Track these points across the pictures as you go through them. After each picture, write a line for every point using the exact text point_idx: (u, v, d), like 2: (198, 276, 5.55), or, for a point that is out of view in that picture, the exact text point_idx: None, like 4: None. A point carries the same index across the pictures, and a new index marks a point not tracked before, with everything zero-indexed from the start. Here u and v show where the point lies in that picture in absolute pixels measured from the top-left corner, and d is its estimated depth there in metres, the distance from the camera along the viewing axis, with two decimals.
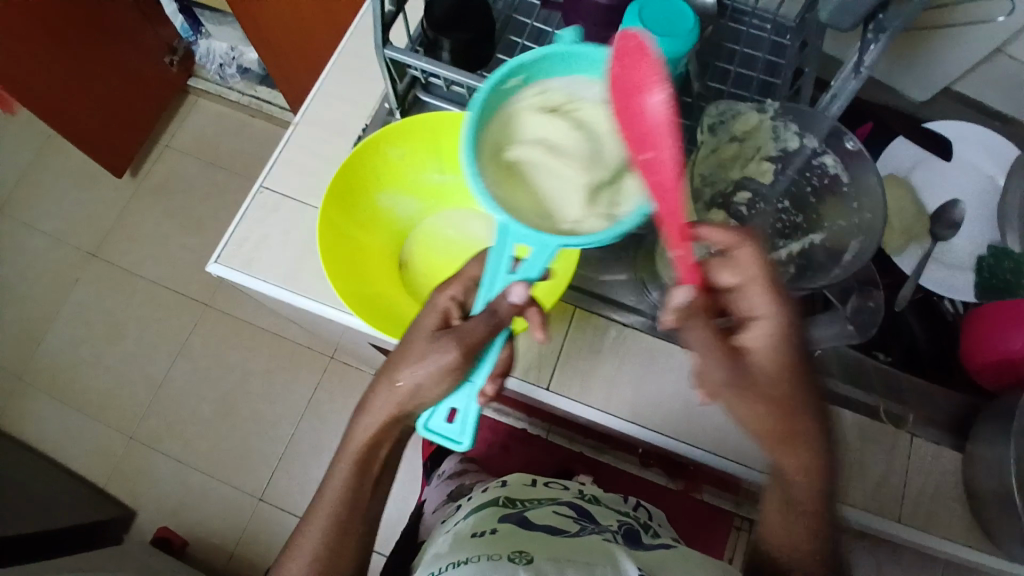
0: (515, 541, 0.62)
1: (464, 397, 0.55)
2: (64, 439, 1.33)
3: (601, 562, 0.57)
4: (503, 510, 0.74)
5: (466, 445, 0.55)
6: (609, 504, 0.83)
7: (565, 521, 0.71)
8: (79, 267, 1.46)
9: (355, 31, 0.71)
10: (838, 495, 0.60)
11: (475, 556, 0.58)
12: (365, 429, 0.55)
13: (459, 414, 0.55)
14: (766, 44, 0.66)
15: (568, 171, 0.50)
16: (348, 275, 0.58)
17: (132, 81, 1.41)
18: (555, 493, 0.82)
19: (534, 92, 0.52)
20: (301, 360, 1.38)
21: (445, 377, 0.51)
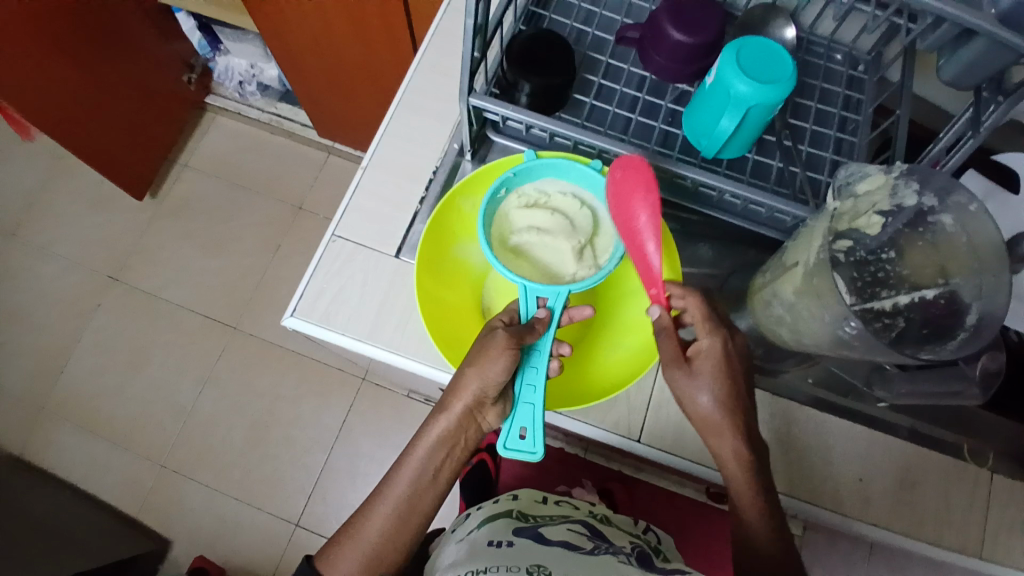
0: (532, 555, 0.55)
1: (524, 408, 0.54)
2: (91, 470, 1.30)
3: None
4: (515, 523, 0.65)
5: (541, 455, 0.53)
6: (621, 525, 0.72)
7: (579, 538, 0.62)
8: (99, 292, 1.43)
9: (419, 66, 0.69)
10: (926, 537, 0.60)
11: (492, 567, 0.52)
12: (435, 426, 0.54)
13: (529, 427, 0.53)
14: (844, 79, 0.65)
15: (563, 245, 0.57)
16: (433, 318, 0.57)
17: (153, 103, 1.38)
18: (565, 508, 0.73)
19: (515, 198, 0.59)
20: (332, 382, 1.36)
21: (504, 353, 0.51)
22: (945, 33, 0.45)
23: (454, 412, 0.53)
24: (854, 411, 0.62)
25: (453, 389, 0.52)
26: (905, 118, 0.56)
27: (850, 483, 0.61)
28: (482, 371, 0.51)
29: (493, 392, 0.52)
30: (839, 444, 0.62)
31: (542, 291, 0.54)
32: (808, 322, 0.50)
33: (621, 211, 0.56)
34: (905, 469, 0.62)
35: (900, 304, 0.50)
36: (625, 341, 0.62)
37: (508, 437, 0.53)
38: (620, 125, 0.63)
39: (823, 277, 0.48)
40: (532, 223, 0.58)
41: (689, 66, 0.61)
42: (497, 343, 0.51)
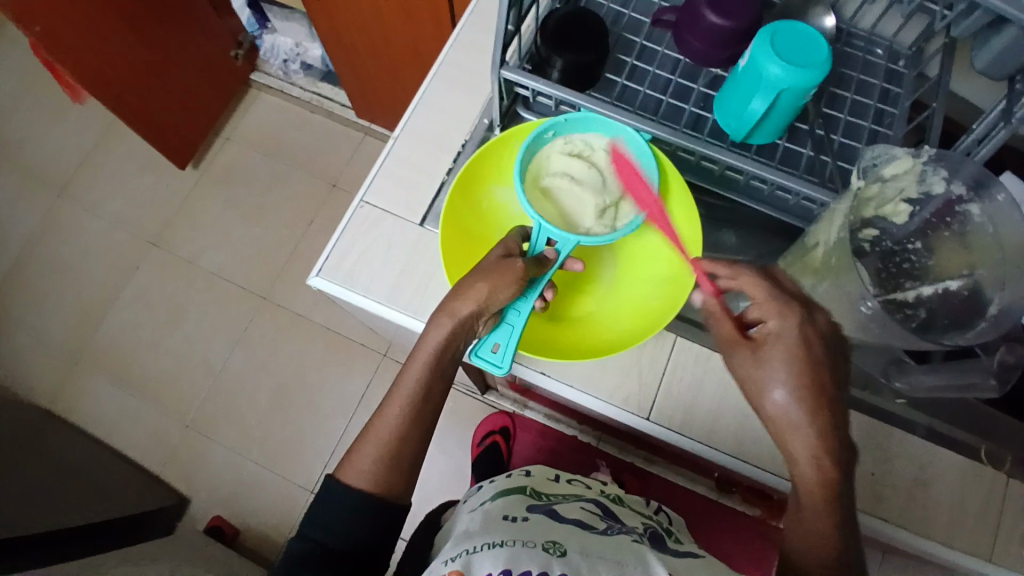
0: (548, 532, 0.55)
1: (506, 328, 0.57)
2: (122, 423, 1.35)
3: (632, 564, 0.50)
4: (529, 500, 0.66)
5: (506, 370, 0.56)
6: (632, 506, 0.72)
7: (592, 518, 0.62)
8: (140, 254, 1.48)
9: (456, 41, 0.70)
10: (936, 538, 0.59)
11: (509, 540, 0.52)
12: (435, 334, 0.54)
13: (502, 344, 0.57)
14: (882, 71, 0.64)
15: (585, 198, 0.59)
16: (451, 245, 0.60)
17: (201, 76, 1.43)
18: (578, 488, 0.73)
19: (561, 142, 0.61)
20: (355, 356, 1.39)
21: (514, 281, 0.53)
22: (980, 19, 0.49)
23: (459, 316, 0.53)
24: (873, 407, 0.61)
25: (459, 291, 0.53)
26: (940, 113, 0.56)
27: (861, 475, 0.60)
28: (493, 288, 0.53)
29: (494, 307, 0.54)
30: (852, 437, 0.61)
31: (555, 235, 0.56)
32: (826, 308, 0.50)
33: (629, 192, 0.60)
34: (918, 467, 0.61)
35: (921, 294, 0.50)
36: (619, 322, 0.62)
37: (482, 348, 0.57)
38: (651, 106, 0.63)
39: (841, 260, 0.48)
40: (566, 170, 0.60)
41: (723, 51, 0.61)
42: (510, 270, 0.53)
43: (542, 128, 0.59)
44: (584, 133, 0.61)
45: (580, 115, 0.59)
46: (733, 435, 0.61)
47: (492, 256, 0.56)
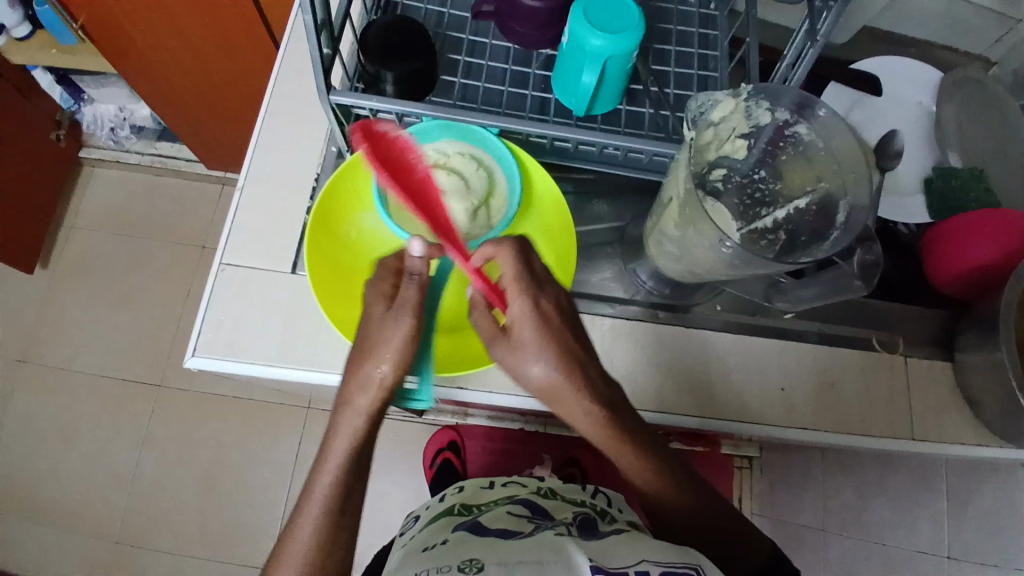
0: (463, 548, 0.53)
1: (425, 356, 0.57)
2: (39, 566, 1.21)
3: (553, 560, 0.46)
4: (456, 519, 0.64)
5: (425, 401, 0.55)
6: (568, 496, 0.71)
7: (518, 522, 0.60)
8: (6, 378, 1.32)
9: (279, 77, 0.67)
10: (856, 430, 0.64)
11: (422, 572, 0.51)
12: (345, 427, 0.51)
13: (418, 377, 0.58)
14: (698, 18, 0.67)
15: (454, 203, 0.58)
16: (322, 280, 0.57)
17: (23, 170, 1.28)
18: (510, 490, 0.72)
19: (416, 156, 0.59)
20: (279, 416, 1.32)
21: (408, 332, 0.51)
22: None
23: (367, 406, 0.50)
24: (764, 326, 0.66)
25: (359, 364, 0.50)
26: (755, 45, 0.59)
27: (773, 394, 0.64)
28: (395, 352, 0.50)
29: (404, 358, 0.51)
30: (758, 361, 0.65)
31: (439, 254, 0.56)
32: (696, 246, 0.52)
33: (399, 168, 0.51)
34: (822, 371, 0.65)
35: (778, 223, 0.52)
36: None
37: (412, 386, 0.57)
38: (494, 98, 0.63)
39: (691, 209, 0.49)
40: None
41: (547, 31, 0.62)
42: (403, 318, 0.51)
43: None
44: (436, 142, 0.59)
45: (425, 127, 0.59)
46: (655, 391, 0.63)
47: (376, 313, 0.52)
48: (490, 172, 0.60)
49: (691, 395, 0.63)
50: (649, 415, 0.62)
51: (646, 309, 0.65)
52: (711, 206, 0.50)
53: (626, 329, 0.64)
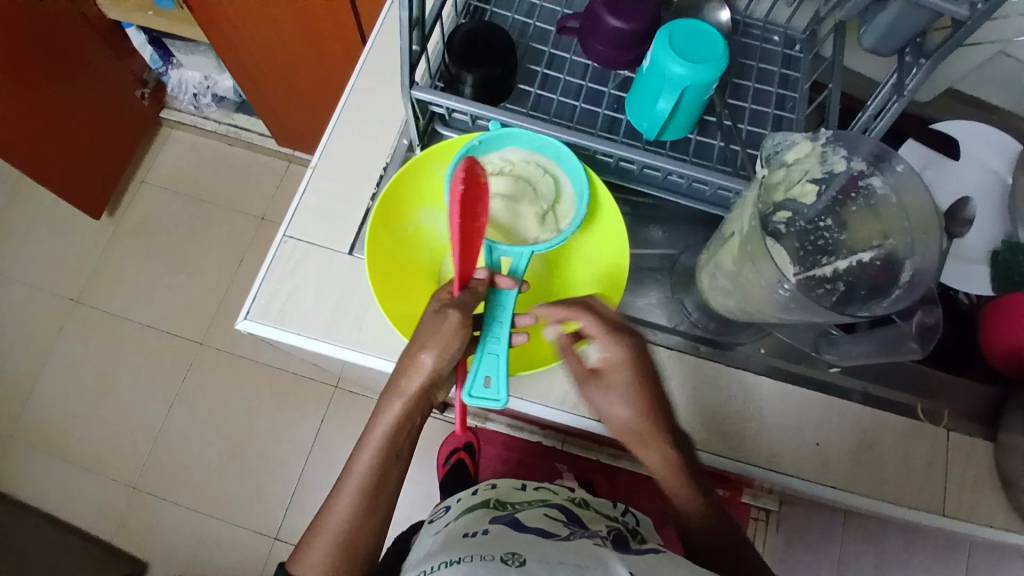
0: (505, 542, 0.55)
1: (488, 358, 0.56)
2: (64, 497, 1.27)
3: (593, 565, 0.49)
4: (492, 512, 0.65)
5: (506, 401, 0.54)
6: (599, 508, 0.74)
7: (554, 525, 0.61)
8: (62, 316, 1.39)
9: (364, 66, 0.69)
10: (889, 498, 0.62)
11: (467, 556, 0.51)
12: (388, 412, 0.55)
13: (493, 376, 0.55)
14: (780, 58, 0.67)
15: (523, 209, 0.58)
16: (379, 271, 0.58)
17: (105, 123, 1.36)
18: (544, 493, 0.74)
19: (482, 164, 0.59)
20: (306, 392, 1.35)
21: (454, 335, 0.53)
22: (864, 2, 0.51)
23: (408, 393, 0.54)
24: (807, 377, 0.65)
25: (404, 367, 0.54)
26: (836, 92, 0.58)
27: (806, 448, 0.63)
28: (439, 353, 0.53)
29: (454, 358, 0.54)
30: (794, 411, 0.63)
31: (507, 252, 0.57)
32: (751, 285, 0.52)
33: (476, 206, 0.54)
34: (861, 431, 0.63)
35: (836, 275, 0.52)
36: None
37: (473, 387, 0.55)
38: (566, 113, 0.64)
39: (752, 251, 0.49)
40: (496, 190, 0.58)
41: (627, 52, 0.62)
42: (450, 325, 0.53)
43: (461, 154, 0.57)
44: (500, 149, 0.59)
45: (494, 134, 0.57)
46: (685, 424, 0.62)
47: (427, 313, 0.55)
48: (555, 180, 0.60)
49: (723, 433, 0.62)
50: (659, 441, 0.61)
51: (689, 341, 0.64)
52: (773, 250, 0.50)
53: (663, 358, 0.63)
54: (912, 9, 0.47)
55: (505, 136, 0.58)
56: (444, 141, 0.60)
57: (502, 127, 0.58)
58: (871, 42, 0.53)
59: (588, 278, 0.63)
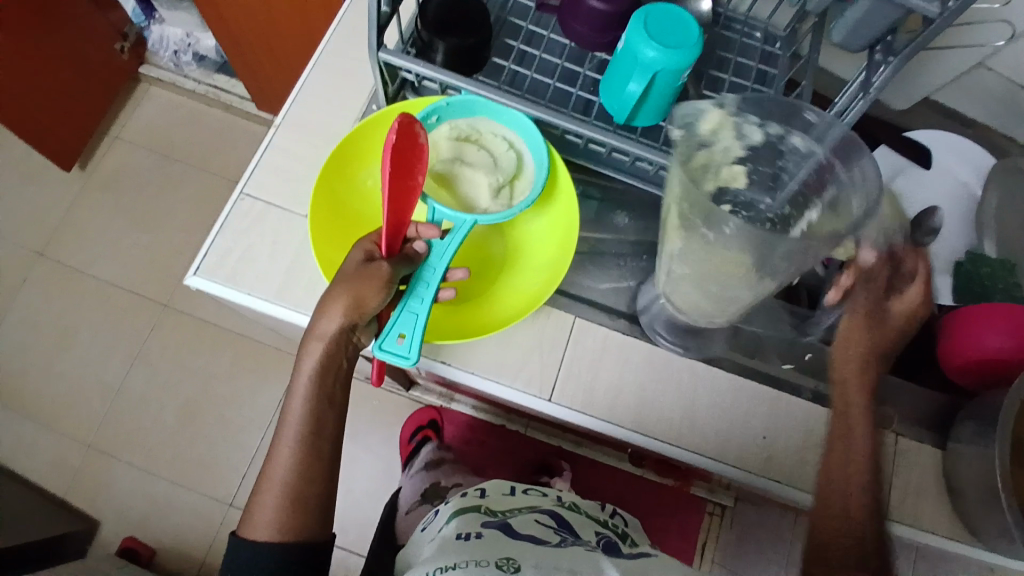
0: (500, 548, 0.56)
1: (406, 316, 0.47)
2: (14, 451, 1.25)
3: (585, 572, 0.53)
4: (484, 516, 0.66)
5: (415, 361, 0.46)
6: (589, 512, 0.78)
7: (546, 531, 0.64)
8: (23, 267, 1.36)
9: (339, 27, 0.68)
10: (831, 495, 0.63)
11: (461, 561, 0.53)
12: (311, 355, 0.53)
13: (407, 333, 0.47)
14: (758, 54, 0.67)
15: (473, 178, 0.56)
16: (323, 219, 0.55)
17: (81, 72, 1.32)
18: (534, 498, 0.76)
19: (446, 128, 0.57)
20: (272, 362, 1.34)
21: (380, 287, 0.45)
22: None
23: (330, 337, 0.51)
24: (760, 371, 0.65)
25: (321, 308, 0.45)
26: (808, 89, 0.59)
27: (753, 441, 0.62)
28: (356, 296, 0.45)
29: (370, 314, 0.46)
30: (744, 403, 0.63)
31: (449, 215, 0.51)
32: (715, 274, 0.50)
33: (415, 161, 0.50)
34: (807, 429, 0.63)
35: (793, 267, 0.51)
36: (508, 305, 0.60)
37: (385, 340, 0.47)
38: (539, 90, 0.63)
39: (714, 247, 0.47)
40: (455, 156, 0.57)
41: (605, 34, 0.62)
42: (377, 276, 0.46)
43: (425, 113, 0.55)
44: (468, 117, 0.58)
45: (462, 99, 0.56)
46: (634, 407, 0.62)
47: (351, 262, 0.47)
48: (518, 156, 0.58)
49: (672, 420, 0.62)
50: (604, 425, 0.61)
51: (638, 325, 0.64)
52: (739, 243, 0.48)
53: (618, 342, 0.63)
54: (883, 4, 0.47)
55: (472, 103, 0.56)
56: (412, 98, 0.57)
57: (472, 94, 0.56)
58: (843, 37, 0.53)
59: (542, 258, 0.61)
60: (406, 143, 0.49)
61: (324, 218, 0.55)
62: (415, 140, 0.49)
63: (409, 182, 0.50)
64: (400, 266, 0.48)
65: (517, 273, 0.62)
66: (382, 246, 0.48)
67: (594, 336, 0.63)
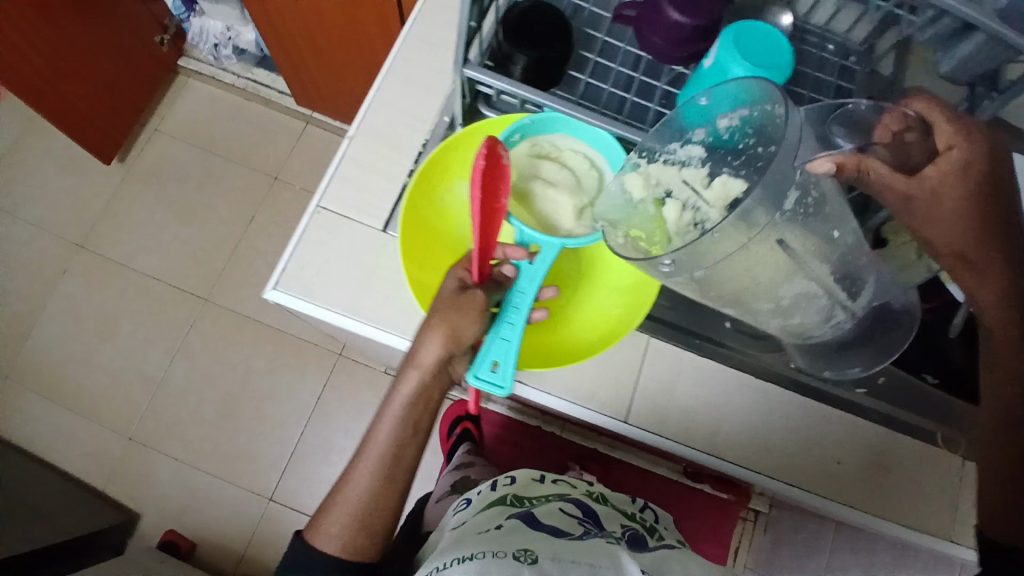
0: (521, 540, 0.55)
1: (499, 343, 0.48)
2: (58, 442, 1.26)
3: (604, 565, 0.52)
4: (509, 508, 0.65)
5: (509, 390, 0.46)
6: (617, 504, 0.78)
7: (570, 524, 0.62)
8: (65, 259, 1.37)
9: (409, 34, 0.67)
10: (897, 520, 0.64)
11: (480, 552, 0.52)
12: (405, 383, 0.54)
13: (503, 361, 0.47)
14: (834, 68, 0.65)
15: (554, 196, 0.56)
16: (409, 239, 0.55)
17: (122, 65, 1.31)
18: (561, 487, 0.74)
19: (529, 146, 0.57)
20: (308, 358, 1.34)
21: (478, 315, 0.47)
22: (946, 27, 0.54)
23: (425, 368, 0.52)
24: (834, 397, 0.64)
25: (421, 338, 0.47)
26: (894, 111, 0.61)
27: (826, 465, 0.63)
28: (455, 328, 0.46)
29: (465, 346, 0.47)
30: (816, 426, 0.64)
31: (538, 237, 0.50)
32: (737, 279, 0.48)
33: (498, 183, 0.49)
34: (877, 454, 0.65)
35: (806, 266, 0.49)
36: (586, 326, 0.59)
37: (479, 368, 0.47)
38: (615, 104, 0.63)
39: (729, 253, 0.45)
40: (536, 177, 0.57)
41: (681, 49, 0.60)
42: (472, 304, 0.47)
43: (510, 131, 0.54)
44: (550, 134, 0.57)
45: (546, 116, 0.55)
46: (706, 431, 0.62)
47: (447, 290, 0.49)
48: (599, 176, 0.58)
49: (746, 444, 0.62)
50: (679, 447, 0.62)
51: (716, 348, 0.64)
52: (756, 242, 0.45)
53: (693, 364, 0.63)
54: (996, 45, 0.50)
55: (554, 122, 0.55)
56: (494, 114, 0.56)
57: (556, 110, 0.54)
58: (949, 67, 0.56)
59: (620, 276, 0.60)
60: (493, 167, 0.48)
61: (410, 238, 0.55)
62: (500, 162, 0.49)
63: (494, 204, 0.50)
64: (493, 292, 0.49)
65: (592, 291, 0.61)
66: (473, 273, 0.49)
67: (668, 358, 0.63)
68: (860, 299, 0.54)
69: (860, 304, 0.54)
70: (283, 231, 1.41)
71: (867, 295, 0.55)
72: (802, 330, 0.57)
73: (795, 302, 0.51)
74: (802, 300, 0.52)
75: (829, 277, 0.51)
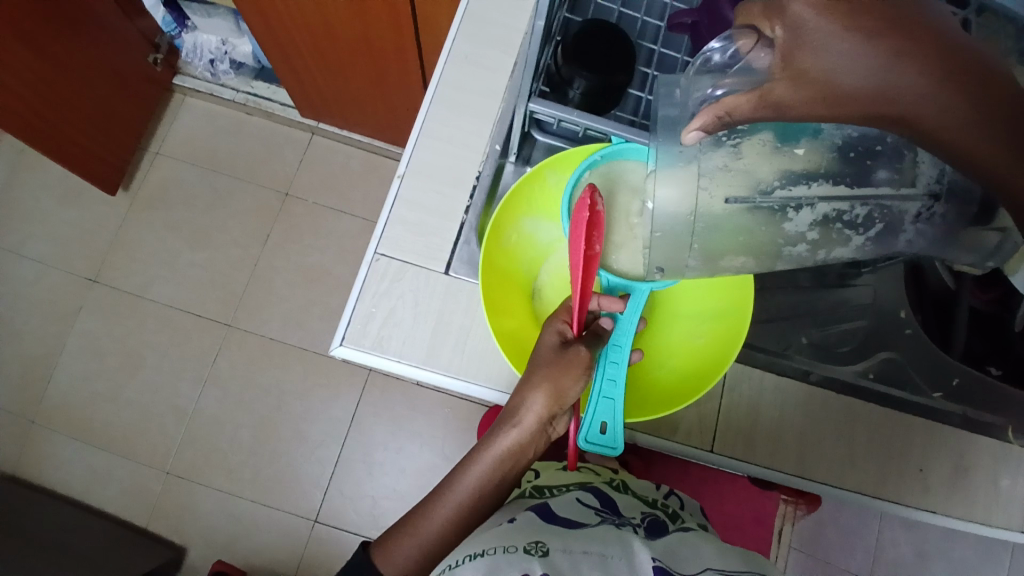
0: (531, 531, 0.51)
1: (603, 404, 0.53)
2: (94, 482, 1.25)
3: (616, 555, 0.49)
4: (526, 500, 0.60)
5: (621, 449, 0.52)
6: (638, 492, 0.71)
7: (586, 515, 0.57)
8: (79, 295, 1.34)
9: (450, 58, 0.64)
10: (981, 518, 0.63)
11: (490, 548, 0.48)
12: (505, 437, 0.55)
13: (609, 423, 0.52)
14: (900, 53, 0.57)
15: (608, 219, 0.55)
16: (490, 289, 0.55)
17: (117, 89, 1.26)
18: (583, 474, 0.69)
19: (603, 176, 0.54)
20: (338, 376, 1.33)
21: (582, 373, 0.52)
22: None
23: (525, 425, 0.53)
24: (911, 402, 0.64)
25: (524, 398, 0.52)
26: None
27: (909, 472, 0.63)
28: (558, 385, 0.51)
29: (568, 404, 0.53)
30: (900, 433, 0.63)
31: (621, 284, 0.54)
32: (724, 242, 0.47)
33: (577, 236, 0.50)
34: (958, 457, 0.63)
35: (792, 196, 0.45)
36: (671, 360, 0.59)
37: (589, 432, 0.53)
38: None
39: (680, 228, 0.47)
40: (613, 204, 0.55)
41: None
42: (575, 362, 0.51)
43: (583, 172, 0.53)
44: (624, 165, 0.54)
45: (615, 147, 0.52)
46: (792, 449, 0.61)
47: (548, 345, 0.53)
48: None
49: (833, 457, 0.62)
50: (760, 469, 0.61)
51: (798, 367, 0.63)
52: (703, 202, 0.45)
53: (771, 383, 0.62)
54: None
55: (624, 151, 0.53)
56: (560, 151, 0.55)
57: (624, 142, 0.52)
58: None
59: (706, 302, 0.58)
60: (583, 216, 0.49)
61: (490, 289, 0.55)
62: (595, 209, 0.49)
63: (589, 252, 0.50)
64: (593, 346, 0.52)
65: (672, 321, 0.60)
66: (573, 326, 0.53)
67: (748, 380, 0.62)
68: (921, 180, 0.43)
69: (926, 181, 0.43)
70: (300, 246, 1.38)
71: (930, 167, 0.43)
72: (878, 245, 0.47)
73: (823, 229, 0.46)
74: (833, 226, 0.46)
75: (845, 189, 0.44)
